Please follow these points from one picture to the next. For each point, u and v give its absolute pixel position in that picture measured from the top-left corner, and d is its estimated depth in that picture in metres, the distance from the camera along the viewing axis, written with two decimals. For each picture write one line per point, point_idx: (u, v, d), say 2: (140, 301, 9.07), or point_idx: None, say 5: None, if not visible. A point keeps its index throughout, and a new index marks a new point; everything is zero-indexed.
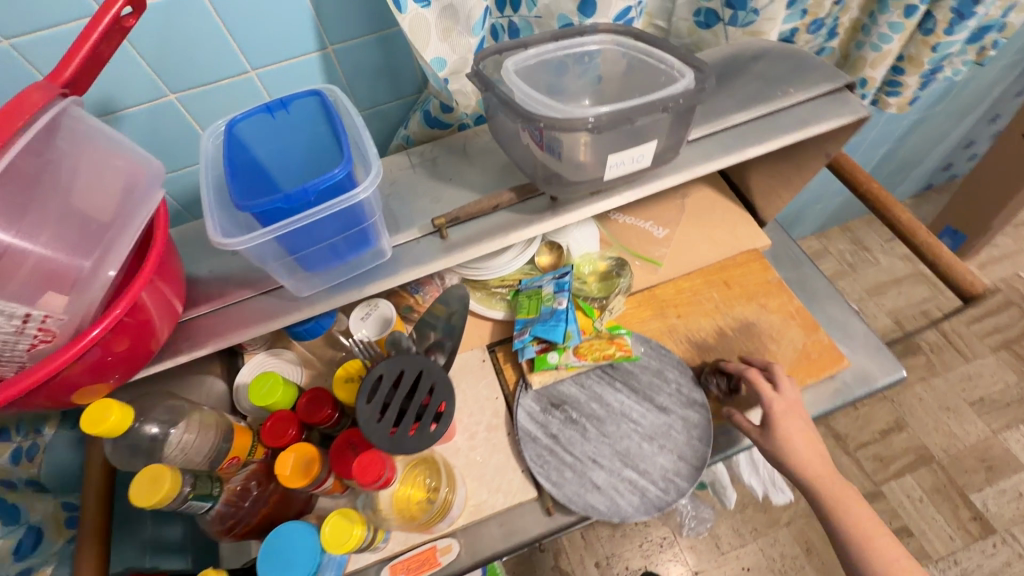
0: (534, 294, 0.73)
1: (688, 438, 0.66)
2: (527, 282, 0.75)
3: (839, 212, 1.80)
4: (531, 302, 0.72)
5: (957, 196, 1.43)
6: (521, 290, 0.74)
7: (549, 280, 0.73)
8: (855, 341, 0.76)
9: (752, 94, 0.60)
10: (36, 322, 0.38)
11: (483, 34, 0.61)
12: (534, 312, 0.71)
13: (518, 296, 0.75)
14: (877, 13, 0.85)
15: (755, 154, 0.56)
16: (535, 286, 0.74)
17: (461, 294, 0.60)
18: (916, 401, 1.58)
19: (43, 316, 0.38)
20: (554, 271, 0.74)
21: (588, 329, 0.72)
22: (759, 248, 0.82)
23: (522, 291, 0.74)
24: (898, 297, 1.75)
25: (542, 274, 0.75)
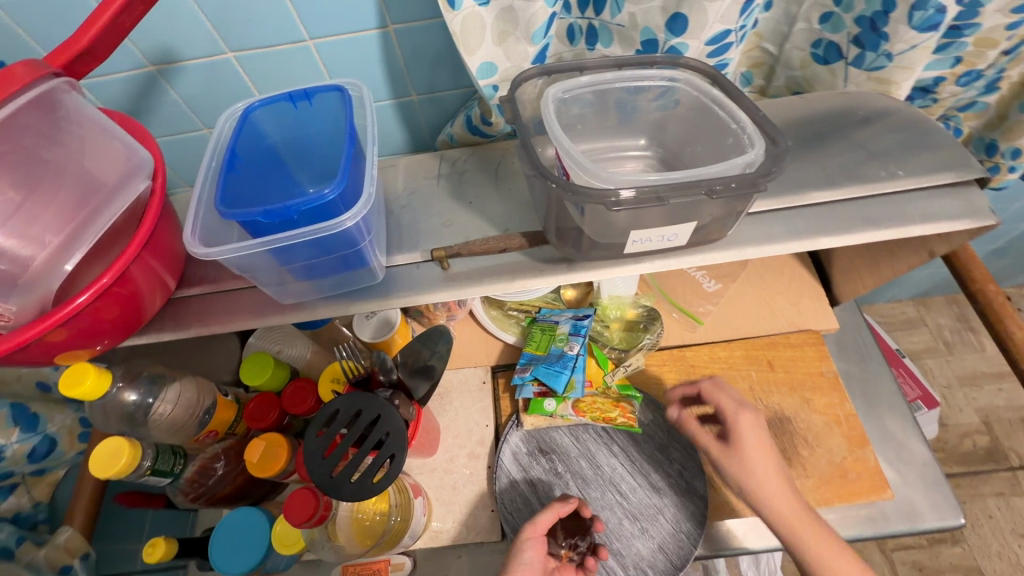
0: (547, 329, 0.68)
1: (675, 529, 0.59)
2: (544, 314, 0.70)
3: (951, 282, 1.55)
4: (542, 337, 0.68)
5: None
6: (536, 321, 0.70)
7: (567, 319, 0.68)
8: (909, 467, 0.65)
9: (844, 169, 0.49)
10: None
11: (546, 42, 0.55)
12: (542, 350, 0.67)
13: (533, 326, 0.70)
14: None
15: (829, 243, 0.47)
16: (551, 321, 0.69)
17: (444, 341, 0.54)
18: (983, 516, 1.37)
19: None
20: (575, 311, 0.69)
21: (598, 383, 0.67)
22: (822, 331, 0.71)
23: (536, 322, 0.70)
24: (996, 395, 1.51)
25: (563, 309, 0.70)
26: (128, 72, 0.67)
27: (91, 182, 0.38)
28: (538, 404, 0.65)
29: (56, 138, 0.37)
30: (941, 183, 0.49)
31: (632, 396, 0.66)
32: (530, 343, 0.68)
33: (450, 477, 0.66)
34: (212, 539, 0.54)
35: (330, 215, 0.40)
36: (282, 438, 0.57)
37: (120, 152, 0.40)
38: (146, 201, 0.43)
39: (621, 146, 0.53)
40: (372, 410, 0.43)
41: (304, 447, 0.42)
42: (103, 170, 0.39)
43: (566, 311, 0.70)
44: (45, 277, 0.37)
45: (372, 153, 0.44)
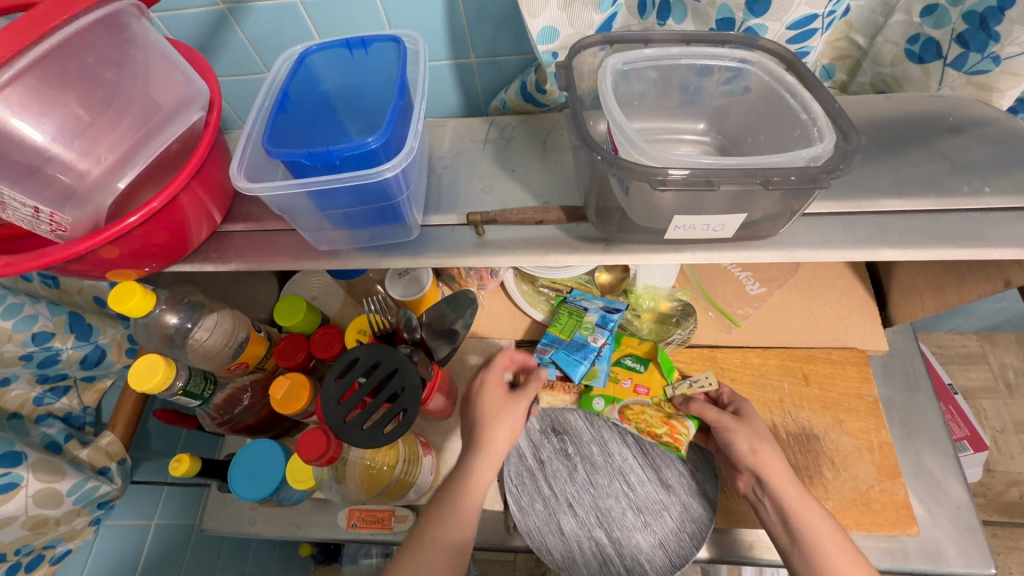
0: (575, 314, 0.67)
1: (678, 529, 0.58)
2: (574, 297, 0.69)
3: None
4: (570, 322, 0.67)
5: None
6: (565, 304, 0.69)
7: (597, 308, 0.67)
8: (941, 507, 0.61)
9: (922, 179, 0.45)
10: (48, 216, 0.39)
11: (613, 11, 0.52)
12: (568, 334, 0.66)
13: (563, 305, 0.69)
14: None
15: (892, 256, 0.43)
16: (581, 307, 0.68)
17: (470, 303, 0.56)
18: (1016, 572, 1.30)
19: (52, 213, 0.39)
20: (608, 300, 0.68)
21: (656, 393, 0.65)
22: (868, 351, 0.67)
23: (566, 304, 0.69)
24: None
25: (596, 296, 0.69)
26: (199, 8, 0.68)
27: (143, 110, 0.40)
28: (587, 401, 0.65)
29: (121, 61, 0.38)
30: None
31: (687, 415, 0.62)
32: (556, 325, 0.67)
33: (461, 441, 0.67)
34: (232, 464, 0.57)
35: (372, 164, 0.40)
36: (305, 379, 0.59)
37: (176, 82, 0.42)
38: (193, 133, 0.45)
39: (677, 128, 0.50)
40: (391, 363, 0.43)
41: (322, 391, 0.43)
42: (160, 99, 0.41)
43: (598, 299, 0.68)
44: (98, 193, 0.40)
45: (419, 109, 0.43)
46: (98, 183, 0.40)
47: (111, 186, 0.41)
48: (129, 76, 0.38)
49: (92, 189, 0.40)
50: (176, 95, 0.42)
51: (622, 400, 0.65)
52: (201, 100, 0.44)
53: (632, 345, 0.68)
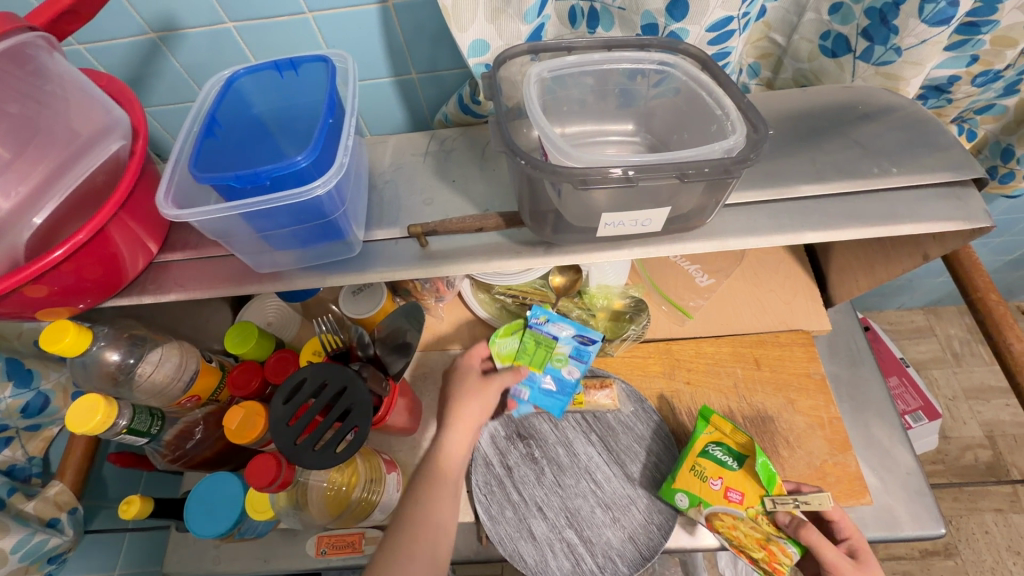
0: (538, 340, 0.65)
1: (646, 521, 0.59)
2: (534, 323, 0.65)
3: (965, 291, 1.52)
4: (536, 359, 0.65)
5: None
6: (522, 333, 0.66)
7: (569, 333, 0.65)
8: (892, 475, 0.64)
9: (838, 164, 0.48)
10: None
11: (539, 21, 0.54)
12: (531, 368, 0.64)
13: (496, 342, 0.65)
14: None
15: (814, 239, 0.46)
16: (551, 335, 0.65)
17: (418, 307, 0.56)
18: (978, 531, 1.37)
19: None
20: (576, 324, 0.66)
21: (751, 504, 0.54)
22: (813, 331, 0.70)
23: (524, 332, 0.66)
24: (1002, 410, 1.48)
25: (565, 320, 0.65)
26: (129, 38, 0.67)
27: (57, 141, 0.39)
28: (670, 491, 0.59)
29: (30, 92, 0.37)
30: (940, 183, 0.47)
31: (791, 541, 0.53)
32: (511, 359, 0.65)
33: None
34: (187, 501, 0.56)
35: (301, 183, 0.40)
36: (260, 406, 0.58)
37: (95, 111, 0.41)
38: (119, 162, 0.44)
39: (608, 130, 0.52)
40: (339, 381, 0.43)
41: (268, 416, 0.41)
42: (76, 130, 0.40)
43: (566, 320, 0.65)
44: (17, 228, 0.39)
45: (350, 126, 0.44)
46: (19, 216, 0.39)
47: (28, 220, 0.40)
48: (39, 107, 0.38)
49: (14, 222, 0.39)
50: (99, 124, 0.42)
51: (708, 507, 0.55)
52: (128, 130, 0.44)
53: (724, 434, 0.58)
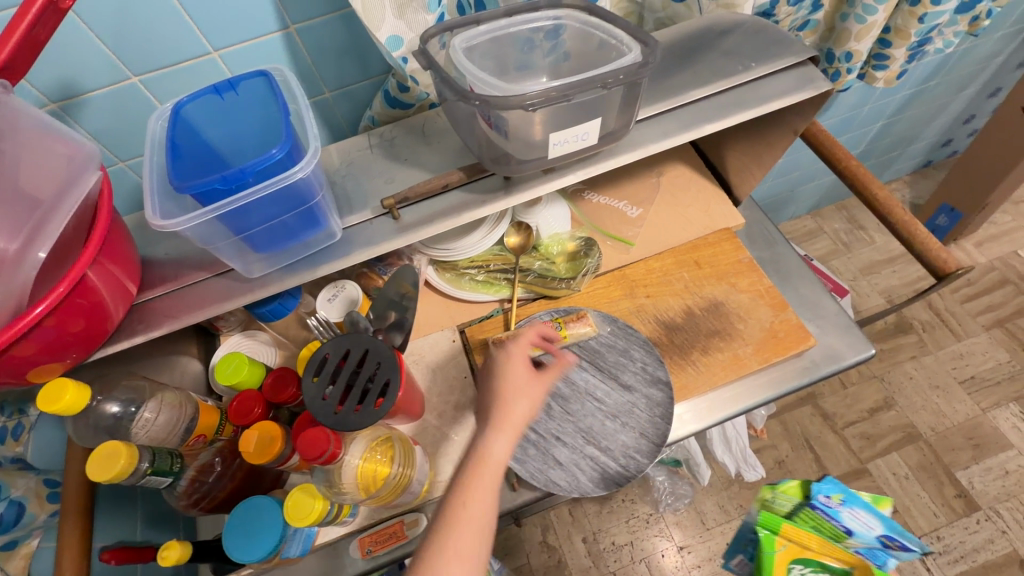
0: (824, 528, 0.73)
1: (650, 416, 0.66)
2: (827, 507, 0.73)
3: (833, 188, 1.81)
4: (817, 535, 0.72)
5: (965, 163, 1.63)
6: (804, 501, 0.76)
7: (878, 534, 0.70)
8: (825, 321, 0.76)
9: (712, 70, 0.60)
10: None
11: (440, 10, 0.61)
12: (790, 536, 0.72)
13: (778, 493, 0.79)
14: None
15: (713, 129, 0.57)
16: (842, 531, 0.72)
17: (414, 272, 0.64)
18: (905, 379, 1.62)
19: None
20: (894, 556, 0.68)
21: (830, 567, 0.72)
22: (732, 228, 0.82)
23: (804, 510, 0.75)
24: (891, 276, 1.75)
25: (862, 509, 0.72)
26: None
27: (41, 179, 0.42)
28: (766, 543, 0.72)
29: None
30: (788, 66, 0.60)
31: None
32: (785, 530, 0.72)
33: (441, 430, 0.69)
34: (225, 532, 0.55)
35: (280, 173, 0.43)
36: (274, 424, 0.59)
37: (64, 151, 0.44)
38: (95, 196, 0.46)
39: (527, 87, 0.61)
40: (361, 347, 0.47)
41: (303, 393, 0.45)
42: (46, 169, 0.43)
43: (869, 509, 0.72)
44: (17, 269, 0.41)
45: (307, 119, 0.48)
46: (13, 262, 0.40)
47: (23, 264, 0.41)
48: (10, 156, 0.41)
49: (11, 265, 0.40)
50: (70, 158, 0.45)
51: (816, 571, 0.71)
52: (95, 160, 0.46)
53: (802, 549, 0.71)
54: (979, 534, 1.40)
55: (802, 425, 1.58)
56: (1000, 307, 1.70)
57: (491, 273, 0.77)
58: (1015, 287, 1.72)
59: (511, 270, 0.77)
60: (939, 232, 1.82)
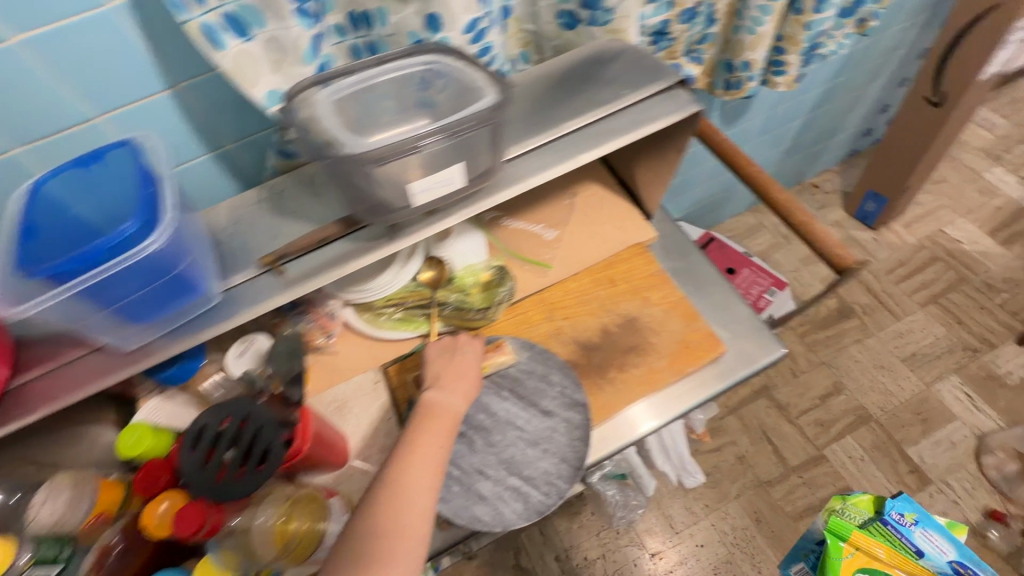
0: (897, 546, 0.85)
1: (569, 439, 0.67)
2: (900, 525, 0.86)
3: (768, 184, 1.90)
4: (894, 549, 0.85)
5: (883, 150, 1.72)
6: (872, 516, 0.90)
7: (951, 560, 0.82)
8: (738, 325, 0.78)
9: (592, 99, 0.62)
10: None
11: (319, 61, 0.64)
12: (858, 545, 0.85)
13: (846, 505, 0.93)
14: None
15: (592, 157, 0.58)
16: (916, 552, 0.84)
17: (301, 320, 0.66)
18: (852, 362, 1.67)
19: None
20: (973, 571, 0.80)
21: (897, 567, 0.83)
22: (644, 242, 0.84)
23: (877, 523, 0.88)
24: (830, 264, 1.84)
25: (935, 531, 0.85)
26: None
27: None
28: (836, 550, 0.85)
29: None
30: (662, 89, 0.62)
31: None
32: (852, 539, 0.85)
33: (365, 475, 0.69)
34: None
35: (133, 247, 0.43)
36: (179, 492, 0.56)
37: None
38: None
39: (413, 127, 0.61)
40: (242, 411, 0.51)
41: (183, 466, 0.49)
42: None
43: (944, 534, 0.84)
44: None
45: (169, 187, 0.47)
46: None
47: None
48: None
49: None
50: None
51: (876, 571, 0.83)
52: None
53: (866, 555, 0.84)
54: (933, 507, 1.44)
55: (759, 419, 1.62)
56: (932, 284, 1.78)
57: (409, 311, 0.77)
58: (944, 264, 1.81)
59: (428, 305, 0.77)
60: (869, 218, 1.90)
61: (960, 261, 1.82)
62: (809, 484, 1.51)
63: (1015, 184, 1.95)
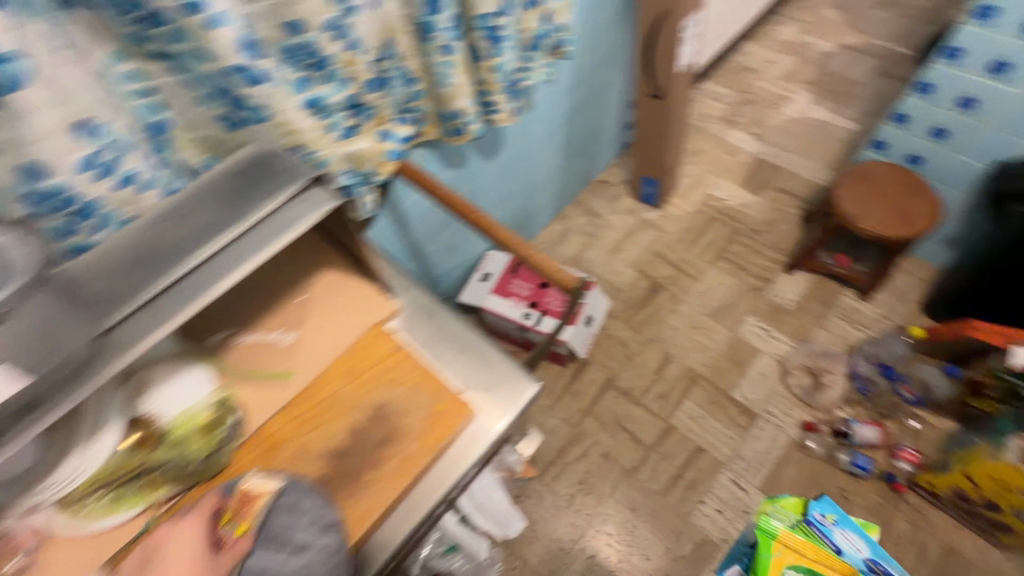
0: (820, 540, 1.19)
1: (329, 570, 0.60)
2: (824, 525, 1.20)
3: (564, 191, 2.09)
4: (814, 541, 1.17)
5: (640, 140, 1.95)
6: (799, 517, 1.25)
7: (864, 554, 1.16)
8: (491, 373, 0.79)
9: (228, 217, 0.65)
10: None
11: None
12: (783, 542, 1.15)
13: (779, 507, 1.28)
14: (429, 57, 0.98)
15: (234, 279, 0.62)
16: (836, 546, 1.18)
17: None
18: (672, 331, 1.85)
19: None
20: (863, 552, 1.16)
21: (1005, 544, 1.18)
22: (386, 317, 0.82)
23: (804, 525, 1.22)
24: (634, 249, 2.06)
25: (849, 531, 1.20)
26: None
27: None
28: (766, 548, 1.15)
29: None
30: (292, 195, 0.67)
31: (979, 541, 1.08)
32: (778, 537, 1.15)
33: None
34: None
35: None
36: None
37: None
38: None
39: None
40: None
41: None
42: None
43: (856, 534, 1.19)
44: None
45: None
46: None
47: None
48: None
49: None
50: None
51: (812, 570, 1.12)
52: None
53: (795, 552, 1.14)
54: (765, 438, 1.62)
55: (611, 409, 1.72)
56: (715, 243, 2.04)
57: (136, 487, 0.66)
58: (719, 222, 2.09)
59: (143, 473, 0.66)
60: (652, 199, 2.13)
61: (731, 216, 2.10)
62: (667, 457, 1.62)
63: (753, 140, 2.32)
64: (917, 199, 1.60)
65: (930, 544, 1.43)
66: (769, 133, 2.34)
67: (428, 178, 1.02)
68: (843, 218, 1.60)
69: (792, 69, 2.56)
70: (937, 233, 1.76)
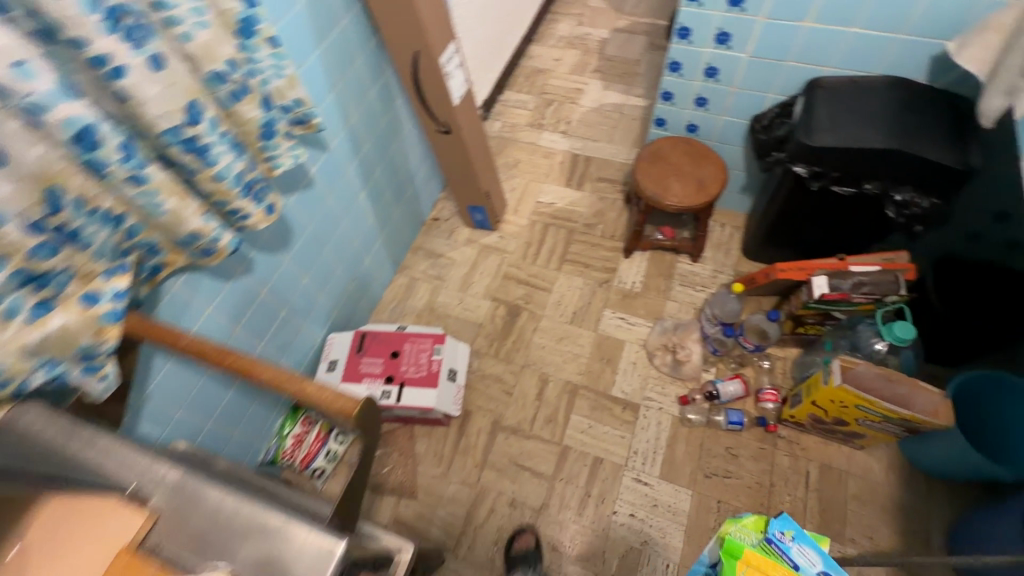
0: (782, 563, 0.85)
1: None
2: (782, 542, 0.87)
3: (394, 243, 1.99)
4: (774, 562, 0.84)
5: (449, 174, 1.90)
6: (760, 534, 0.90)
7: (820, 570, 0.84)
8: (284, 553, 0.66)
9: None
10: None
11: None
12: (749, 562, 0.84)
13: (739, 527, 0.92)
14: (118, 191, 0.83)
15: None
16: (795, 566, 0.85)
17: None
18: (541, 350, 1.84)
19: None
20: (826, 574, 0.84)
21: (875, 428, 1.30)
22: (132, 537, 0.66)
23: (765, 544, 0.88)
24: (483, 279, 2.02)
25: (810, 547, 0.86)
26: None
27: None
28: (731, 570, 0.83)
29: None
30: None
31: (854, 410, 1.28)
32: (744, 556, 0.84)
33: None
34: None
35: None
36: None
37: None
38: None
39: None
40: None
41: None
42: None
43: (816, 547, 0.86)
44: None
45: None
46: None
47: None
48: None
49: None
50: None
51: None
52: None
53: None
54: (651, 425, 1.65)
55: (505, 451, 1.66)
56: (556, 248, 2.07)
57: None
58: (554, 227, 2.13)
59: None
60: (485, 224, 2.11)
61: (563, 217, 2.15)
62: (571, 480, 1.59)
63: (563, 138, 2.39)
64: (704, 165, 1.73)
65: (810, 467, 1.54)
66: (574, 128, 2.43)
67: (160, 330, 0.92)
68: (650, 198, 1.70)
69: (577, 63, 2.69)
70: (731, 185, 1.93)
